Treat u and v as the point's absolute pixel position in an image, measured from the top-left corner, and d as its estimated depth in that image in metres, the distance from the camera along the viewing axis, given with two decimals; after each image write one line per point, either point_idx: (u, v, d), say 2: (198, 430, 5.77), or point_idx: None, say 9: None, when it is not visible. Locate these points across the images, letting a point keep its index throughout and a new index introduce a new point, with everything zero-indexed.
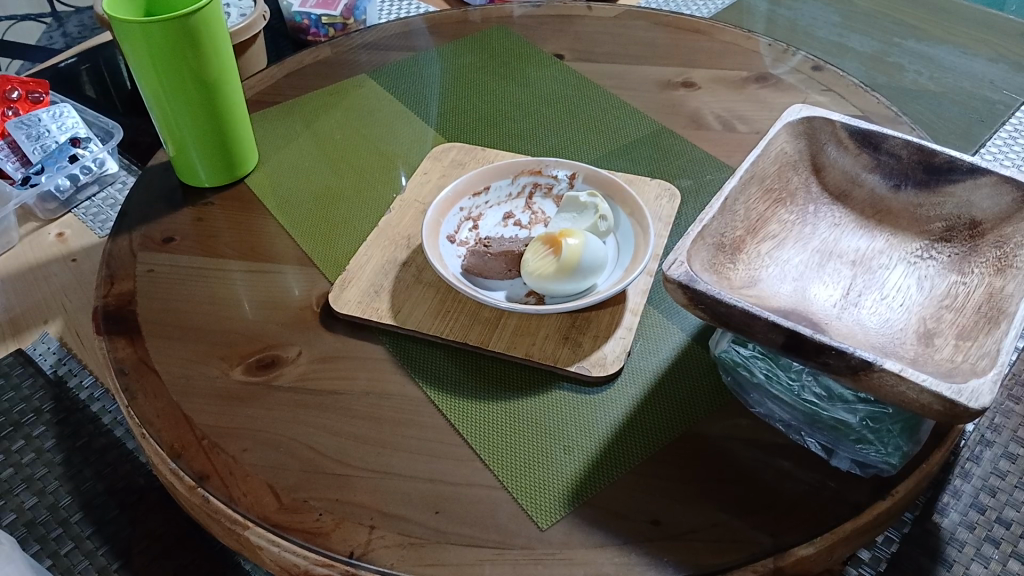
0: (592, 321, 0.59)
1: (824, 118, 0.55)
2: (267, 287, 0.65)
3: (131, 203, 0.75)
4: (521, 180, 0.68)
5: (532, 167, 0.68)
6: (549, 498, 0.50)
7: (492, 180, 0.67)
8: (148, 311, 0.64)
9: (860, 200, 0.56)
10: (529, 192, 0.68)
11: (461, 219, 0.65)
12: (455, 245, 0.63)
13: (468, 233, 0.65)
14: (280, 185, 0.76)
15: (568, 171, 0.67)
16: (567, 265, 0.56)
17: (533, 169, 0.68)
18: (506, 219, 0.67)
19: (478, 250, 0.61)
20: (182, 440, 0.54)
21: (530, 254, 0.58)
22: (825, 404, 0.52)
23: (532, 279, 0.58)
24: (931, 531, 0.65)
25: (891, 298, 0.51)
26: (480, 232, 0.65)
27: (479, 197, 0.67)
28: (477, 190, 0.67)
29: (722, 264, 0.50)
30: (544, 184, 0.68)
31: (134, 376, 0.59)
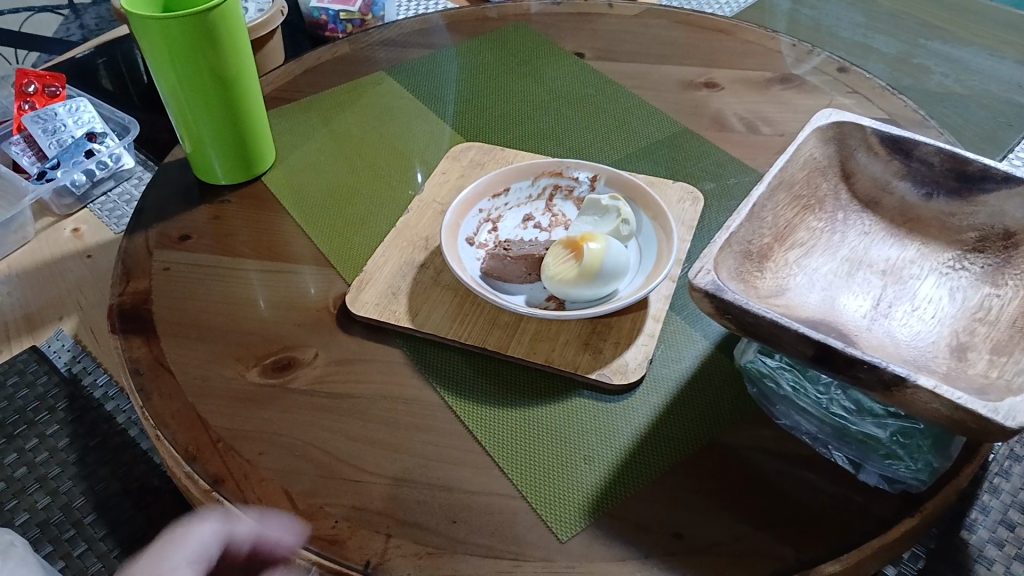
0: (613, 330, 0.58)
1: (855, 123, 0.54)
2: (283, 287, 0.64)
3: (147, 200, 0.74)
4: (541, 182, 0.67)
5: (553, 168, 0.66)
6: (569, 509, 0.49)
7: (513, 181, 0.66)
8: (163, 310, 0.63)
9: (890, 207, 0.55)
10: (549, 194, 0.67)
11: (480, 221, 0.64)
12: (475, 248, 0.62)
13: (488, 235, 0.64)
14: (296, 184, 0.75)
15: (589, 173, 0.66)
16: (589, 269, 0.55)
17: (554, 170, 0.66)
18: (526, 220, 0.66)
19: (498, 253, 0.61)
20: (196, 442, 0.54)
21: (551, 259, 0.57)
22: (854, 419, 0.51)
23: (551, 284, 0.56)
24: (959, 547, 0.63)
25: (922, 310, 0.49)
26: (499, 234, 0.64)
27: (499, 198, 0.66)
28: (497, 192, 0.66)
29: (748, 272, 0.49)
30: (565, 186, 0.66)
31: (149, 376, 0.58)
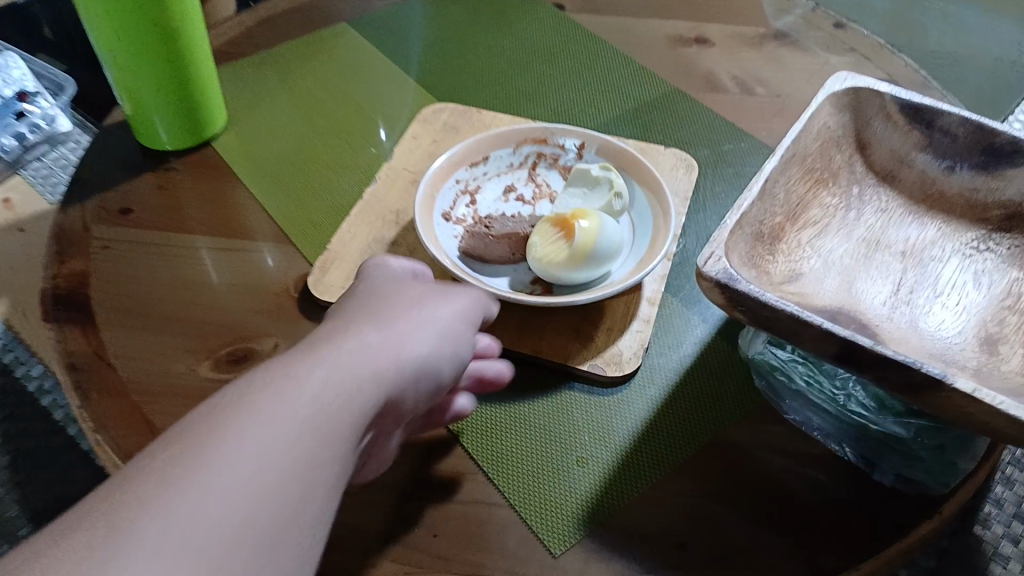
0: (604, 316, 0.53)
1: (872, 90, 0.49)
2: (237, 268, 0.58)
3: (84, 168, 0.67)
4: (524, 149, 0.61)
5: (536, 134, 0.60)
6: (563, 519, 0.44)
7: (492, 149, 0.60)
8: (103, 294, 0.57)
9: (909, 182, 0.50)
10: (532, 163, 0.61)
11: (457, 194, 0.58)
12: (451, 224, 0.57)
13: (465, 209, 0.58)
14: (251, 149, 0.68)
15: (577, 140, 0.60)
16: (584, 253, 0.50)
17: (537, 137, 0.60)
18: (508, 192, 0.60)
19: (479, 232, 0.55)
20: (143, 448, 0.48)
21: (539, 239, 0.51)
22: (875, 418, 0.46)
23: (537, 266, 0.51)
24: (973, 546, 0.61)
25: (947, 297, 0.45)
26: (478, 209, 0.59)
27: (477, 168, 0.60)
28: (475, 161, 0.60)
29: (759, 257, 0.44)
30: (549, 154, 0.61)
31: (88, 373, 0.52)
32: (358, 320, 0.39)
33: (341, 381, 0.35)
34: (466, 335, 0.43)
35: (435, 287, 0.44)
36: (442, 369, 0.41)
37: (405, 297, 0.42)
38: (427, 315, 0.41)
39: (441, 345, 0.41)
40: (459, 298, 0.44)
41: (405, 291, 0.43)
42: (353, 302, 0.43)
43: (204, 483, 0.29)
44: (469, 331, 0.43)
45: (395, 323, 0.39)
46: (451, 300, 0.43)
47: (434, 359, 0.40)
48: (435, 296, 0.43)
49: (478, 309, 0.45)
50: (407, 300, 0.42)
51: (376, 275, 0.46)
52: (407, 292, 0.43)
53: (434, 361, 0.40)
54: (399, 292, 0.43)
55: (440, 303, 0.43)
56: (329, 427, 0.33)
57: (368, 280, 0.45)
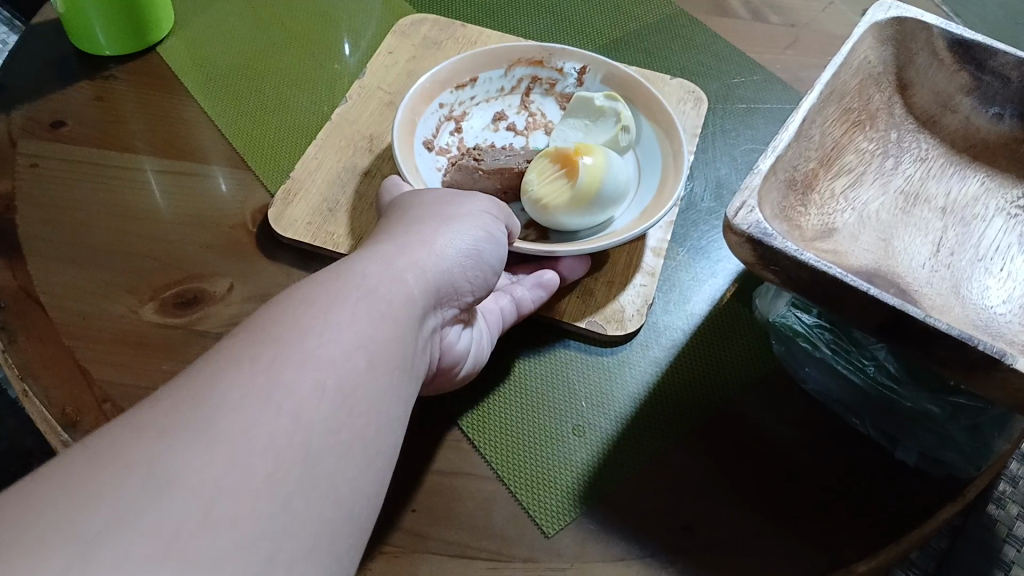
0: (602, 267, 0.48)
1: (919, 21, 0.43)
2: (186, 195, 0.51)
3: (8, 72, 0.58)
4: (516, 72, 0.55)
5: (533, 56, 0.54)
6: (556, 495, 0.40)
7: (481, 70, 0.54)
8: (30, 221, 0.49)
9: (950, 128, 0.45)
10: (525, 87, 0.55)
11: (440, 119, 0.53)
12: (434, 153, 0.51)
13: (450, 137, 0.53)
14: (204, 59, 0.60)
15: (578, 64, 0.54)
16: (583, 195, 0.44)
17: (533, 59, 0.54)
18: (498, 121, 0.55)
19: (465, 166, 0.48)
20: (77, 403, 0.42)
21: (535, 177, 0.46)
22: (906, 392, 0.42)
23: (530, 207, 0.46)
24: (988, 526, 0.53)
25: (992, 261, 0.40)
26: (464, 138, 0.53)
27: (464, 91, 0.54)
28: (461, 83, 0.53)
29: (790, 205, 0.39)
30: (545, 78, 0.55)
31: (13, 313, 0.45)
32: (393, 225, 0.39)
33: (372, 302, 0.31)
34: (493, 241, 0.41)
35: (449, 194, 0.42)
36: (469, 280, 0.38)
37: (421, 210, 0.40)
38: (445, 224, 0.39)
39: (463, 256, 0.38)
40: (477, 205, 0.41)
41: (419, 203, 0.41)
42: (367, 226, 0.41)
43: (291, 349, 0.28)
44: (494, 238, 0.41)
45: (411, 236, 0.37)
46: (467, 207, 0.41)
47: (460, 270, 0.38)
48: (454, 202, 0.41)
49: (500, 215, 0.42)
50: (422, 214, 0.39)
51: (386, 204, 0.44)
52: (422, 204, 0.41)
53: (479, 256, 0.39)
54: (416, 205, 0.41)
55: (457, 212, 0.40)
56: (368, 353, 0.29)
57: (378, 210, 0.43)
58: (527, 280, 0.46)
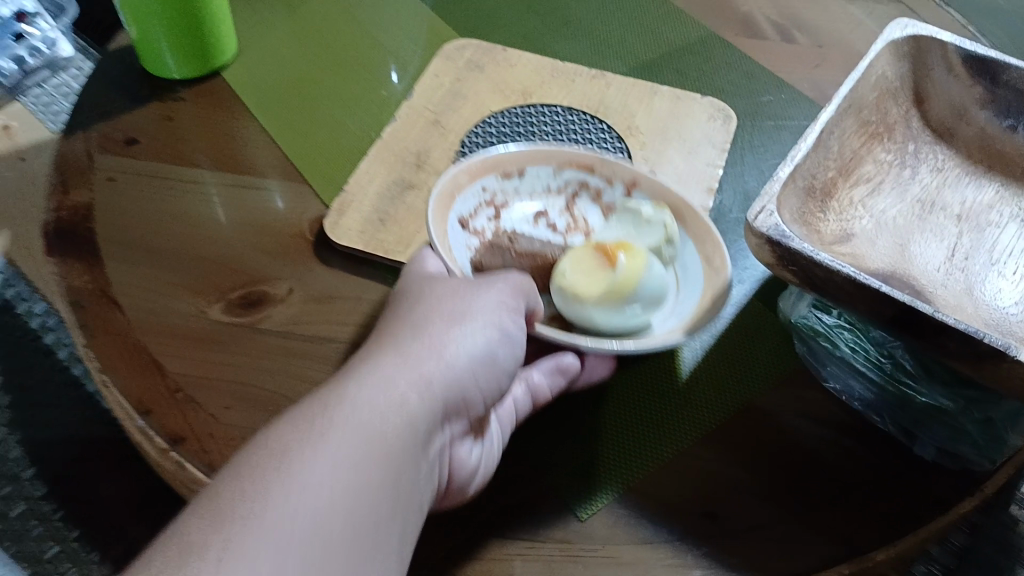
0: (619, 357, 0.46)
1: (935, 39, 0.46)
2: (247, 207, 0.55)
3: (86, 95, 0.63)
4: (565, 174, 0.52)
5: (583, 161, 0.51)
6: (589, 482, 0.42)
7: (528, 164, 0.51)
8: (108, 230, 0.54)
9: (968, 139, 0.47)
10: (572, 192, 0.52)
11: (480, 202, 0.50)
12: (467, 233, 0.48)
13: (487, 221, 0.50)
14: (263, 82, 0.64)
15: (627, 177, 0.51)
16: (616, 290, 0.43)
17: (583, 163, 0.51)
18: (537, 218, 0.52)
19: (498, 244, 0.47)
20: (151, 392, 0.46)
21: (570, 266, 0.45)
22: (920, 386, 0.44)
23: (557, 294, 0.44)
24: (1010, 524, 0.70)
25: (1005, 266, 0.42)
26: (502, 224, 0.50)
27: (508, 180, 0.51)
28: (506, 171, 0.51)
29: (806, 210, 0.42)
30: (593, 187, 0.52)
31: (93, 311, 0.49)
32: (398, 326, 0.40)
33: (355, 446, 0.34)
34: (499, 343, 0.41)
35: (461, 279, 0.42)
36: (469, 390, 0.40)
37: (430, 308, 0.41)
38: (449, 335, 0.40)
39: (468, 364, 0.40)
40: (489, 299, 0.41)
41: (431, 288, 0.41)
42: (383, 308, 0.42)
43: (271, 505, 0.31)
44: (501, 336, 0.41)
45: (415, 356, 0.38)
46: (477, 306, 0.41)
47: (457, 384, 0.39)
48: (464, 293, 0.41)
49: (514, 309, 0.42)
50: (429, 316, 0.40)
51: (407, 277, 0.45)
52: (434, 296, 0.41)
53: (482, 357, 0.40)
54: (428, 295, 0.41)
55: (464, 314, 0.41)
56: (350, 488, 0.33)
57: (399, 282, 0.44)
58: (547, 362, 0.44)
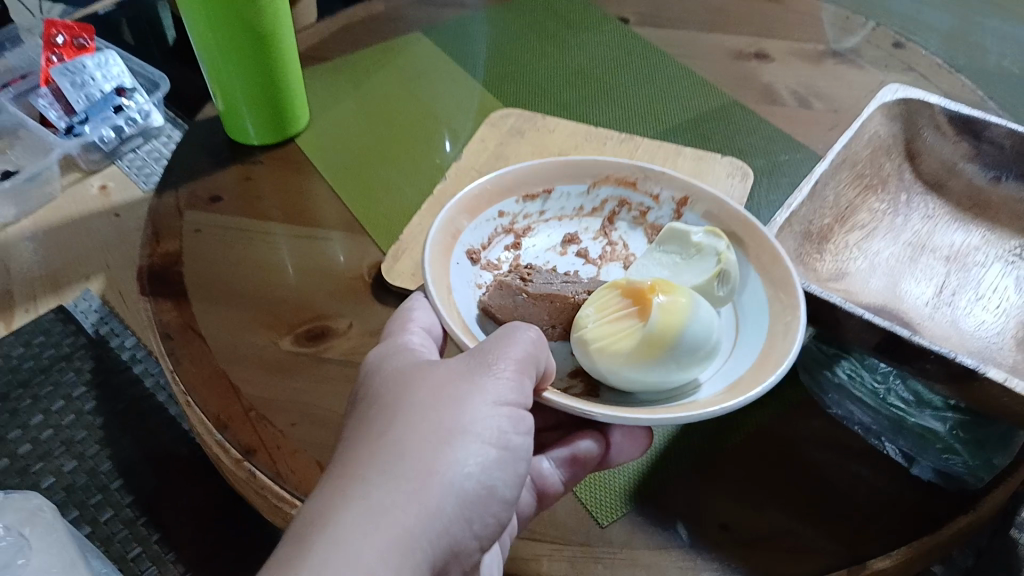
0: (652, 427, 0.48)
1: (923, 101, 0.52)
2: (313, 254, 0.63)
3: (177, 159, 0.72)
4: (602, 191, 0.57)
5: (626, 178, 0.56)
6: (612, 493, 0.47)
7: (557, 184, 0.56)
8: (194, 274, 0.62)
9: (957, 189, 0.53)
10: (608, 210, 0.57)
11: (496, 229, 0.55)
12: (478, 266, 0.53)
13: (505, 252, 0.55)
14: (329, 147, 0.73)
15: (674, 192, 0.55)
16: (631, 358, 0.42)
17: (625, 180, 0.56)
18: (568, 243, 0.57)
19: (509, 286, 0.49)
20: (228, 411, 0.52)
21: (597, 324, 0.44)
22: (913, 411, 0.50)
23: (579, 347, 0.44)
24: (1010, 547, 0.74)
25: (987, 300, 0.48)
26: (521, 255, 0.55)
27: (533, 203, 0.56)
28: (532, 194, 0.56)
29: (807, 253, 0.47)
30: (634, 203, 0.57)
31: (179, 341, 0.57)
32: (408, 428, 0.38)
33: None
34: (507, 448, 0.39)
35: (474, 373, 0.40)
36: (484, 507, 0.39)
37: (446, 409, 0.38)
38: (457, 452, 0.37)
39: (486, 473, 0.38)
40: (494, 398, 0.39)
41: (443, 385, 0.39)
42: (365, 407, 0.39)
43: None
44: (508, 440, 0.39)
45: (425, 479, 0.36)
46: (482, 410, 0.39)
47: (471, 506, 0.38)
48: (479, 393, 0.39)
49: (516, 401, 0.40)
50: (430, 426, 0.37)
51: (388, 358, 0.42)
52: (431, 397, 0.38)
53: (499, 463, 0.39)
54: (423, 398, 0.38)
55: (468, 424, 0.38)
56: None
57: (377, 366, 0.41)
58: (558, 454, 0.47)
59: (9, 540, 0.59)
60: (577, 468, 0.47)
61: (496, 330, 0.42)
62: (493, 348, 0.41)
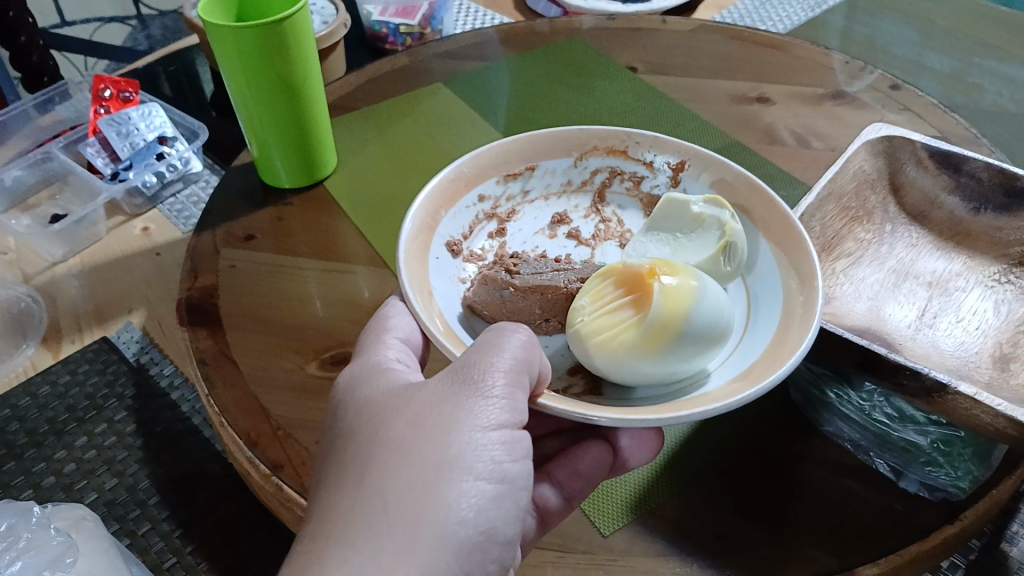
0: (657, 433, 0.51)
1: (905, 139, 0.62)
2: (338, 286, 0.67)
3: (215, 201, 0.77)
4: (591, 163, 0.66)
5: (619, 149, 0.65)
6: (613, 506, 0.50)
7: (542, 159, 0.65)
8: (229, 305, 0.66)
9: (939, 220, 0.64)
10: (600, 185, 0.66)
11: (478, 215, 0.63)
12: (460, 258, 0.60)
13: (487, 242, 0.63)
14: (355, 189, 0.78)
15: (672, 159, 0.64)
16: (620, 344, 0.46)
17: (618, 151, 0.65)
18: (557, 225, 0.65)
19: (494, 282, 0.55)
20: (258, 429, 0.56)
21: (597, 314, 0.48)
22: (896, 426, 0.53)
23: (578, 335, 0.49)
24: None
25: (967, 321, 0.58)
26: (506, 243, 0.63)
27: (514, 181, 0.64)
28: (515, 173, 0.64)
29: (803, 276, 0.50)
30: (629, 173, 0.66)
31: (213, 366, 0.61)
32: (401, 460, 0.39)
33: None
34: (505, 464, 0.42)
35: (459, 397, 0.42)
36: (494, 526, 0.41)
37: (436, 438, 0.40)
38: (456, 477, 0.40)
39: (484, 493, 0.41)
40: (484, 418, 0.41)
41: (431, 415, 0.41)
42: (360, 438, 0.41)
43: None
44: (505, 456, 0.42)
45: (425, 508, 0.38)
46: (473, 432, 0.41)
47: (478, 527, 0.40)
48: (468, 418, 0.41)
49: (508, 416, 0.42)
50: (425, 453, 0.40)
51: (376, 382, 0.45)
52: (421, 422, 0.41)
53: (492, 479, 0.41)
54: (413, 423, 0.41)
55: (464, 445, 0.41)
56: None
57: (366, 392, 0.44)
58: (561, 473, 0.50)
59: (61, 538, 0.57)
60: (582, 481, 0.50)
61: (481, 345, 0.44)
62: (476, 365, 0.43)
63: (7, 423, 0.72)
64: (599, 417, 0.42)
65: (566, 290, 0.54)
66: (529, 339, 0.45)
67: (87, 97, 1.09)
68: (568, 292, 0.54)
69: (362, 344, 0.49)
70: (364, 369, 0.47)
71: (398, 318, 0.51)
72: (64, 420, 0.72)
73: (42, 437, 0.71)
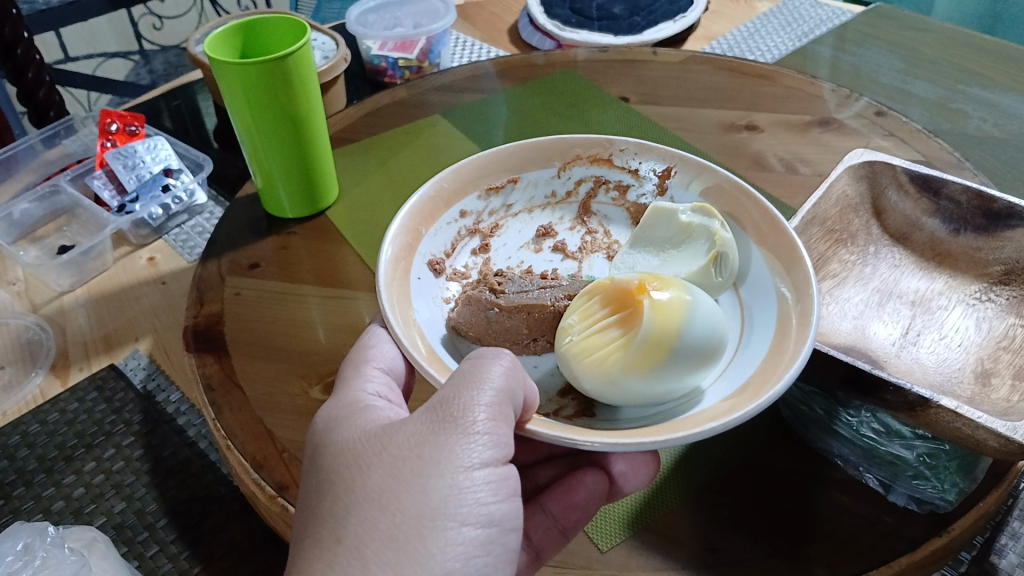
0: (652, 455, 0.52)
1: (886, 163, 0.68)
2: (342, 313, 0.69)
3: (221, 231, 0.79)
4: (575, 172, 0.69)
5: (603, 156, 0.68)
6: (611, 525, 0.52)
7: (526, 171, 0.68)
8: (235, 330, 0.68)
9: (920, 241, 0.69)
10: (585, 200, 0.70)
11: (460, 237, 0.65)
12: (444, 280, 0.61)
13: (471, 260, 0.65)
14: (357, 219, 0.80)
15: (661, 167, 0.66)
16: (608, 361, 0.48)
17: (603, 160, 0.68)
18: (543, 238, 0.67)
19: (478, 302, 0.56)
20: (264, 452, 0.58)
21: (586, 330, 0.51)
22: (883, 440, 0.56)
23: (566, 353, 0.51)
24: None
25: (949, 338, 0.62)
26: (491, 260, 0.65)
27: (497, 195, 0.67)
28: (496, 185, 0.67)
29: (804, 293, 0.52)
30: (614, 183, 0.69)
31: (220, 392, 0.62)
32: (389, 508, 0.41)
33: None
34: (491, 503, 0.43)
35: (444, 438, 0.43)
36: (484, 567, 0.42)
37: (423, 483, 0.42)
38: (440, 521, 0.41)
39: (474, 532, 0.42)
40: (467, 457, 0.43)
41: (420, 459, 0.42)
42: (347, 484, 0.42)
43: None
44: (490, 494, 0.43)
45: (409, 558, 0.40)
46: (456, 472, 0.42)
47: (467, 570, 0.41)
48: (455, 460, 0.43)
49: (491, 454, 0.44)
50: (408, 501, 0.41)
51: (358, 422, 0.46)
52: (402, 468, 0.42)
53: (481, 518, 0.43)
54: (394, 469, 0.42)
55: (451, 488, 0.42)
56: None
57: (347, 434, 0.45)
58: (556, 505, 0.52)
59: (74, 556, 0.60)
60: (578, 513, 0.51)
61: (462, 375, 0.45)
62: (455, 401, 0.44)
63: (17, 450, 0.74)
64: (588, 442, 0.43)
65: (554, 308, 0.56)
66: (511, 365, 0.46)
67: (93, 132, 1.12)
68: (555, 310, 0.56)
69: (343, 380, 0.51)
70: (345, 405, 0.48)
71: (377, 348, 0.53)
72: (73, 444, 0.74)
73: (52, 463, 0.72)
